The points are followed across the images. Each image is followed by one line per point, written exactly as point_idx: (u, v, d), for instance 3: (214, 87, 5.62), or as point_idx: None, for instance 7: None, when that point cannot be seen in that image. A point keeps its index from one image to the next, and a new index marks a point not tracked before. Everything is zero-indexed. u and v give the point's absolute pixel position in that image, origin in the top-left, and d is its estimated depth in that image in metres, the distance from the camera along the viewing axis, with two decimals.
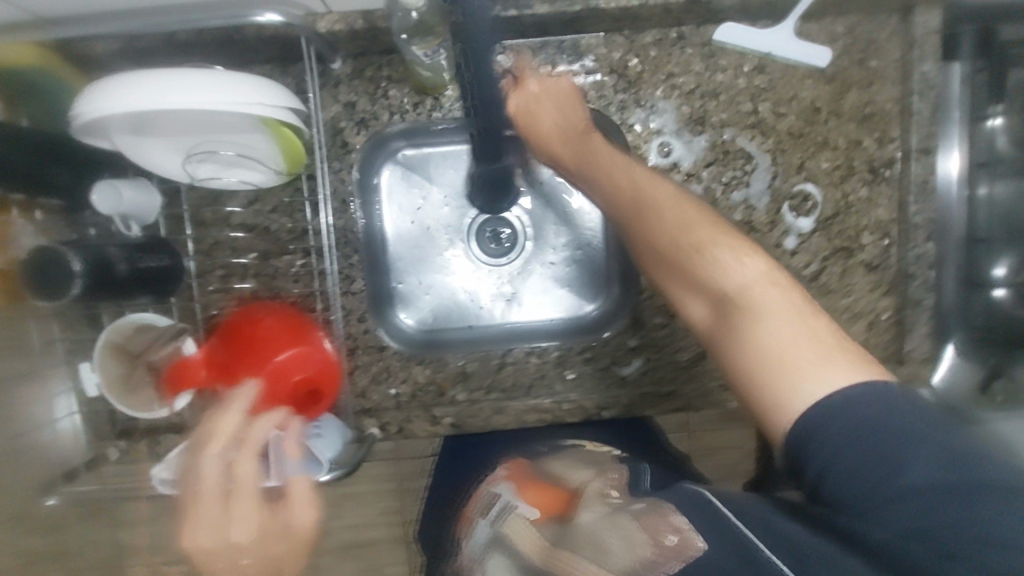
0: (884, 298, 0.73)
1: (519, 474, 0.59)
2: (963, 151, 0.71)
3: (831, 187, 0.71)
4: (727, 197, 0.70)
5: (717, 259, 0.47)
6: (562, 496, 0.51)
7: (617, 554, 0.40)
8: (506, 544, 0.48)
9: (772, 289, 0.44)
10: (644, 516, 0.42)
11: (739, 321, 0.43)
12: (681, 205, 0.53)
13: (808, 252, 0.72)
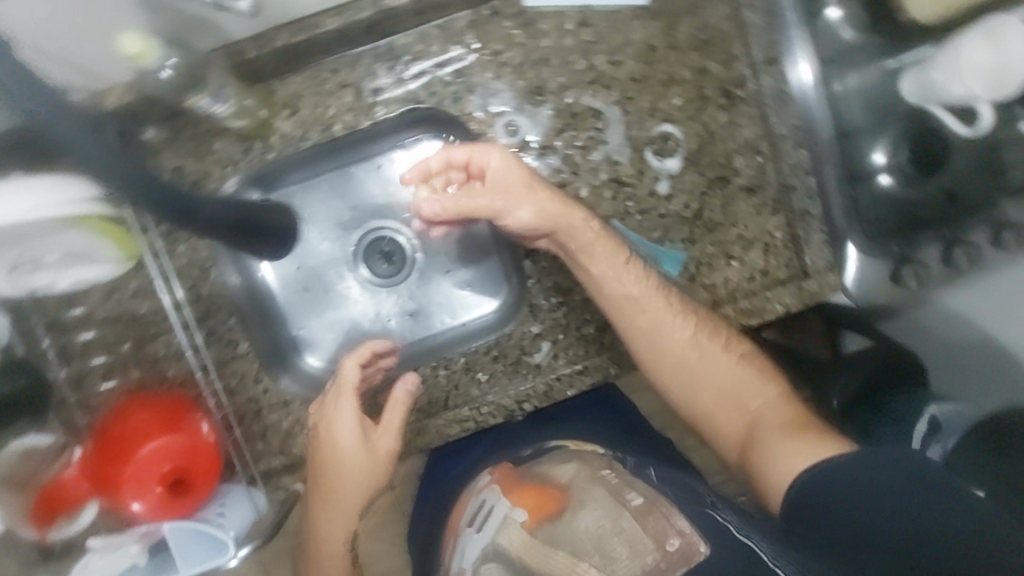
0: (774, 216, 0.71)
1: (503, 478, 0.65)
2: (812, 56, 0.70)
3: (690, 121, 0.70)
4: (587, 160, 0.69)
5: (748, 378, 0.66)
6: (549, 494, 0.59)
7: (620, 558, 0.50)
8: (503, 554, 0.54)
9: (762, 387, 0.65)
10: (649, 523, 0.53)
11: (758, 441, 0.62)
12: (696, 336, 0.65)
13: (682, 192, 0.71)
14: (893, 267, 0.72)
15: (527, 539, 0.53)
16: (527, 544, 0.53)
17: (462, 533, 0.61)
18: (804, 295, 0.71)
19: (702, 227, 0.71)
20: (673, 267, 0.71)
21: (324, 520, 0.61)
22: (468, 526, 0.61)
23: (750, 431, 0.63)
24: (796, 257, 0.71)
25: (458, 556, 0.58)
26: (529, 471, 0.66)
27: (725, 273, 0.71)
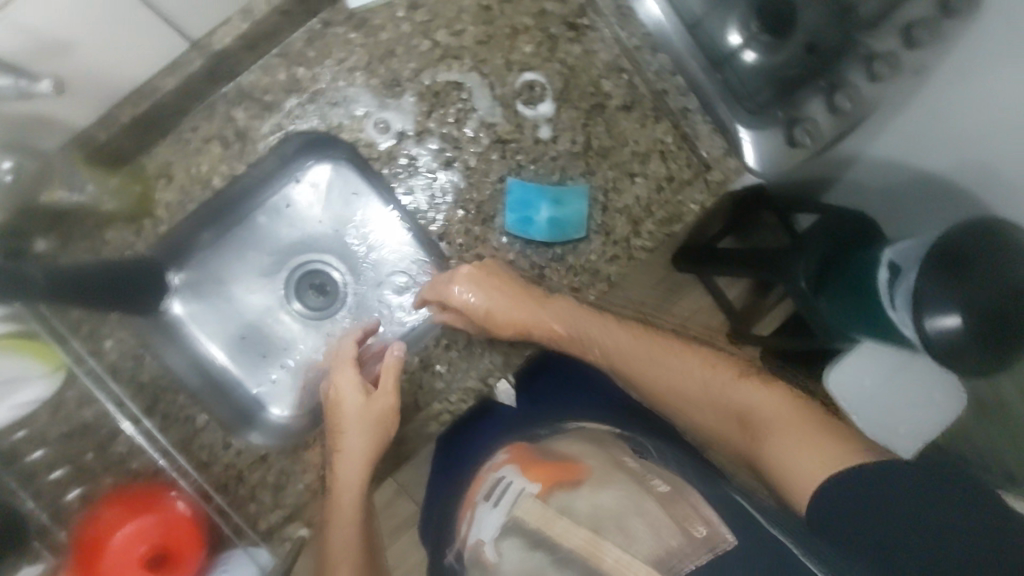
0: (658, 124, 0.74)
1: (519, 453, 0.64)
2: None
3: (546, 64, 0.72)
4: (464, 133, 0.70)
5: (747, 388, 0.60)
6: (563, 466, 0.57)
7: (641, 536, 0.45)
8: (518, 526, 0.50)
9: (777, 399, 0.58)
10: (675, 510, 0.49)
11: (772, 444, 0.56)
12: (675, 357, 0.66)
13: (565, 130, 0.72)
14: (787, 132, 0.71)
15: (539, 510, 0.50)
16: (539, 513, 0.49)
17: (479, 506, 0.60)
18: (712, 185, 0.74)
19: (596, 156, 0.73)
20: (582, 201, 0.72)
21: (334, 503, 0.63)
22: (486, 501, 0.60)
23: (753, 439, 0.58)
24: (687, 155, 0.75)
25: (476, 529, 0.57)
26: (544, 448, 0.65)
27: (633, 192, 0.74)
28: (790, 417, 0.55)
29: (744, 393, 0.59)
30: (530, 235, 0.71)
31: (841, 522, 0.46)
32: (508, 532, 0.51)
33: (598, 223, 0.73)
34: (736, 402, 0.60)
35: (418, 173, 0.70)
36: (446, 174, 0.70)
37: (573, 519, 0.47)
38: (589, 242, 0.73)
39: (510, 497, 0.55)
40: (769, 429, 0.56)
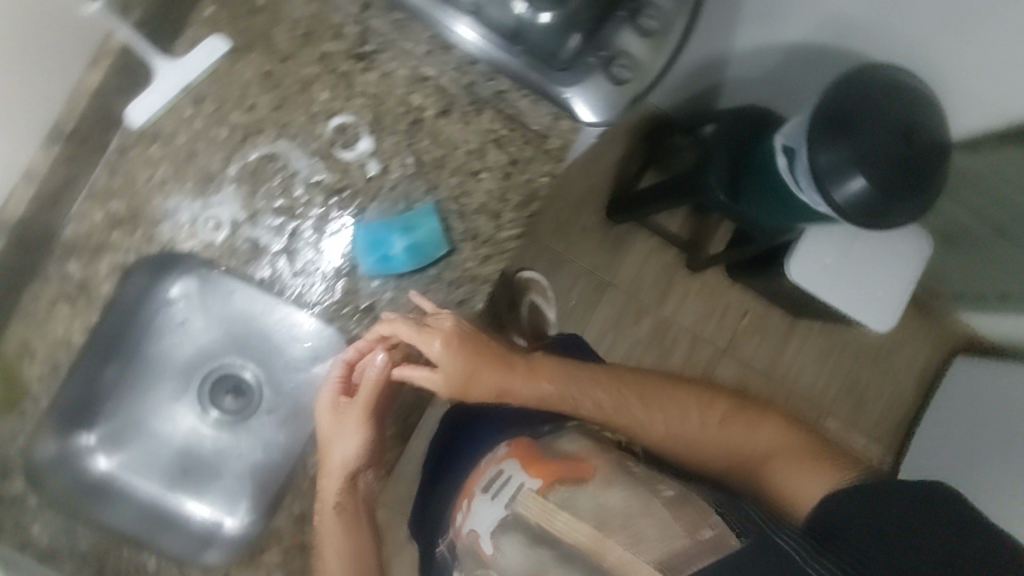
0: (481, 116, 0.74)
1: (518, 448, 0.82)
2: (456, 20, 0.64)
3: (349, 102, 0.71)
4: (296, 199, 0.70)
5: (750, 433, 0.85)
6: (569, 463, 0.77)
7: (645, 531, 0.67)
8: (522, 519, 0.72)
9: (770, 436, 0.84)
10: (677, 510, 0.70)
11: (768, 471, 0.82)
12: (699, 417, 0.86)
13: (393, 159, 0.72)
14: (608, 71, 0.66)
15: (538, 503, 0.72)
16: (543, 509, 0.71)
17: (480, 496, 0.80)
18: (553, 151, 0.75)
19: (433, 169, 0.73)
20: (434, 219, 0.71)
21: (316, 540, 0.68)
22: (494, 500, 0.77)
23: (756, 467, 0.84)
24: (518, 132, 0.74)
25: (475, 512, 0.79)
26: (548, 450, 0.81)
27: (482, 189, 0.74)
28: (760, 430, 0.85)
29: (744, 429, 0.86)
30: (395, 271, 0.71)
31: (835, 525, 0.69)
32: (513, 530, 0.72)
33: (460, 231, 0.73)
34: (737, 436, 0.85)
35: (267, 255, 0.70)
36: (296, 243, 0.70)
37: (577, 518, 0.69)
38: (457, 252, 0.73)
39: (517, 494, 0.74)
40: (773, 461, 0.83)
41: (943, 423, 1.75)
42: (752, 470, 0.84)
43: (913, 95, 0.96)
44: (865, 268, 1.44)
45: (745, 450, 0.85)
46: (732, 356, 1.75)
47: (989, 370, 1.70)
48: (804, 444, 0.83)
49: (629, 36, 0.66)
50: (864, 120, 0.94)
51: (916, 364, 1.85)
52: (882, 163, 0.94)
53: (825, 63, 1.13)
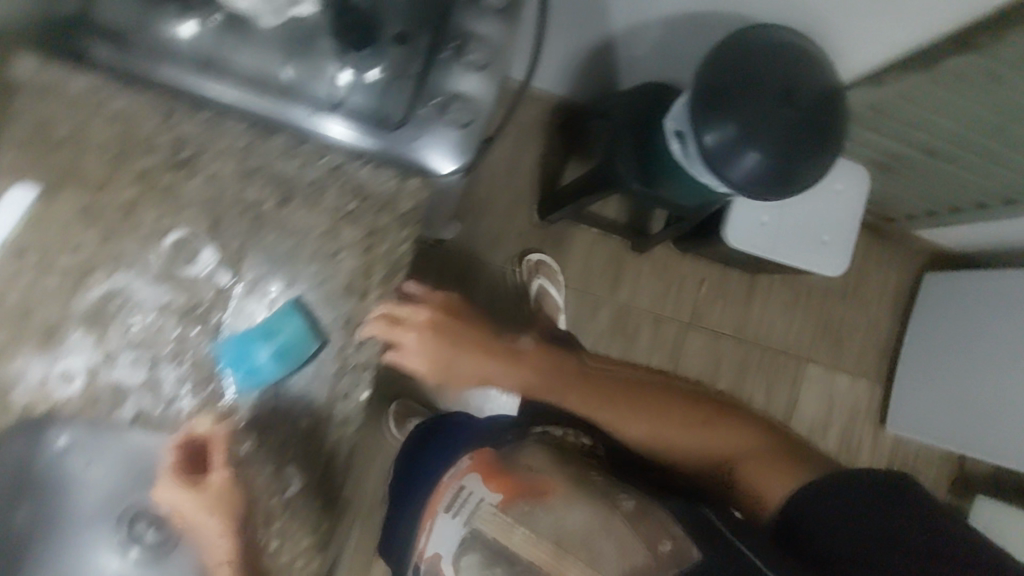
0: (326, 195, 0.69)
1: (480, 460, 0.92)
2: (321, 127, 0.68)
3: (180, 216, 0.67)
4: (149, 329, 0.67)
5: (712, 432, 0.99)
6: (534, 483, 0.87)
7: (600, 547, 0.77)
8: (480, 539, 0.82)
9: (720, 428, 0.99)
10: (640, 526, 0.80)
11: (741, 473, 0.96)
12: (699, 432, 0.99)
13: (241, 263, 0.68)
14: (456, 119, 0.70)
15: (498, 523, 0.81)
16: (500, 525, 0.81)
17: (445, 514, 0.88)
18: (405, 216, 0.70)
19: (287, 263, 0.69)
20: (297, 316, 0.68)
21: None
22: (455, 518, 0.86)
23: (730, 470, 0.97)
24: (365, 206, 0.70)
25: (438, 530, 0.88)
26: (513, 468, 0.90)
27: (343, 271, 0.70)
28: (753, 454, 0.96)
29: (734, 435, 0.98)
30: (265, 381, 0.67)
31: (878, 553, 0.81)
32: (472, 550, 0.81)
33: (331, 319, 0.70)
34: (695, 434, 0.99)
35: (131, 394, 0.67)
36: (159, 374, 0.67)
37: (539, 536, 0.79)
38: (331, 341, 0.70)
39: (477, 511, 0.84)
40: (754, 460, 0.96)
41: (926, 347, 1.71)
42: (733, 470, 0.97)
43: (800, 50, 0.91)
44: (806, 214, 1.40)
45: (731, 447, 0.98)
46: (698, 327, 1.71)
47: (962, 285, 1.65)
48: (770, 449, 0.96)
49: (453, 76, 0.70)
50: (752, 85, 0.90)
51: (889, 290, 1.81)
52: (771, 131, 0.89)
53: (709, 26, 1.07)
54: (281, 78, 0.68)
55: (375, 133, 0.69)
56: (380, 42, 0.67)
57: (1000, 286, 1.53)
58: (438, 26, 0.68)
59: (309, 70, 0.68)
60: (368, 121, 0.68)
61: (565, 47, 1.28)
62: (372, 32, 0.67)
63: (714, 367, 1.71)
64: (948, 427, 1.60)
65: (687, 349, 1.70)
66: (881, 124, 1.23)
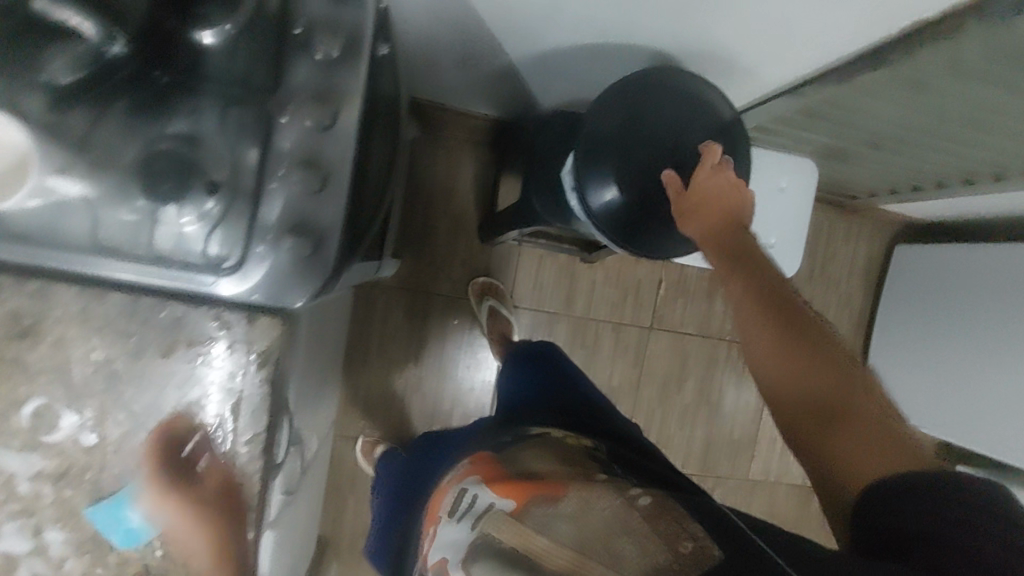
0: (178, 344, 0.68)
1: (479, 465, 1.03)
2: (207, 289, 0.66)
3: (34, 385, 0.66)
4: (24, 495, 0.67)
5: (836, 379, 0.78)
6: (545, 486, 0.93)
7: (621, 547, 0.77)
8: (496, 545, 0.86)
9: (840, 381, 0.78)
10: (651, 517, 0.82)
11: (843, 431, 0.75)
12: (815, 368, 0.78)
13: (104, 420, 0.68)
14: (305, 239, 0.66)
15: (513, 532, 0.87)
16: (517, 534, 0.86)
17: (453, 514, 0.98)
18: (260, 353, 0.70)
19: (153, 415, 0.69)
20: (167, 470, 0.68)
21: None
22: (462, 522, 0.95)
23: (833, 423, 0.76)
24: (219, 347, 0.69)
25: (448, 530, 0.97)
26: (508, 464, 1.02)
27: (210, 414, 0.70)
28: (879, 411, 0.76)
29: (821, 372, 0.78)
30: (145, 537, 0.69)
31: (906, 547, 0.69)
32: (482, 558, 0.86)
33: (205, 463, 0.70)
34: (818, 375, 0.78)
35: (21, 560, 0.68)
36: (46, 538, 0.68)
37: (559, 545, 0.81)
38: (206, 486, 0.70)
39: (489, 514, 0.93)
40: (847, 419, 0.75)
41: (897, 324, 1.65)
42: (835, 416, 0.76)
43: (688, 99, 0.91)
44: (759, 206, 1.33)
45: (831, 386, 0.77)
46: (660, 329, 1.67)
47: (930, 259, 1.57)
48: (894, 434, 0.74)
49: (287, 210, 0.65)
50: (630, 145, 0.91)
51: (857, 266, 1.74)
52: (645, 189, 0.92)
53: (611, 54, 1.00)
54: (90, 234, 0.62)
55: (214, 278, 0.66)
56: (196, 190, 0.64)
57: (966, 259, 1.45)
58: (256, 158, 0.65)
59: (120, 224, 0.63)
60: (205, 266, 0.65)
61: (471, 77, 1.22)
62: (190, 176, 0.64)
63: (680, 366, 1.69)
64: (924, 408, 1.55)
65: (650, 351, 1.67)
66: (813, 123, 1.14)
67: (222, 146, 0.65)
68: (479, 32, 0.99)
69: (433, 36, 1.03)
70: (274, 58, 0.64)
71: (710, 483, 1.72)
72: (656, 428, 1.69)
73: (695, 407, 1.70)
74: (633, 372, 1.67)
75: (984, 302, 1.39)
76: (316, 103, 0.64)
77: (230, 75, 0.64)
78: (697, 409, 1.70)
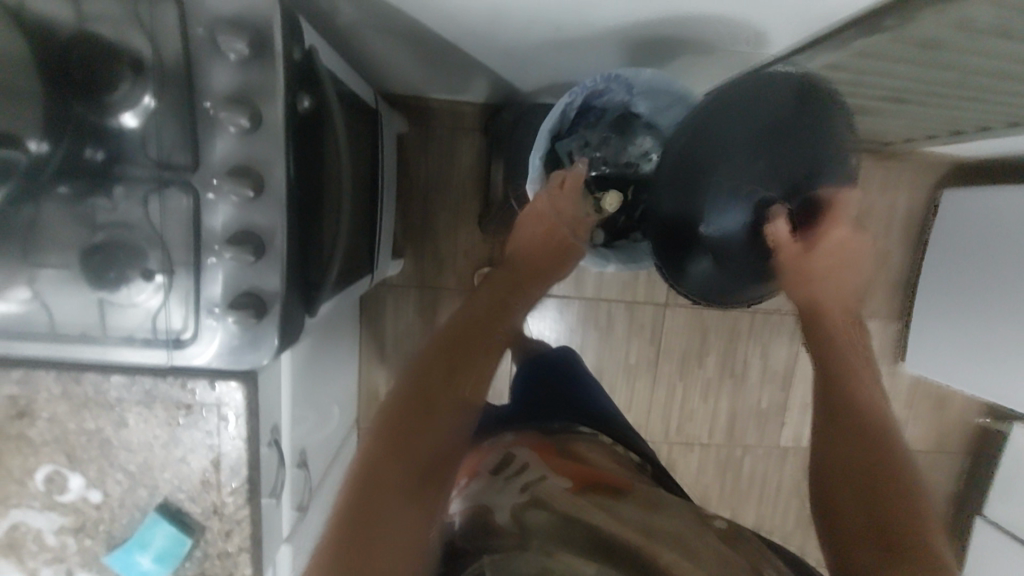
0: (156, 410, 0.73)
1: (527, 436, 0.73)
2: (165, 356, 0.69)
3: (40, 454, 0.74)
4: (52, 545, 0.76)
5: (887, 471, 0.70)
6: (603, 474, 0.64)
7: (695, 548, 0.53)
8: (547, 504, 0.55)
9: (895, 476, 0.69)
10: (717, 529, 0.58)
11: (869, 509, 0.67)
12: (870, 447, 0.72)
13: (104, 481, 0.75)
14: (252, 307, 0.68)
15: (565, 495, 0.57)
16: (572, 500, 0.56)
17: (482, 476, 0.64)
18: (233, 415, 0.73)
19: (146, 473, 0.75)
20: (165, 522, 0.74)
21: None
22: (502, 480, 0.61)
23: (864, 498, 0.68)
24: (193, 410, 0.73)
25: (474, 488, 0.62)
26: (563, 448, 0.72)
27: (195, 470, 0.75)
28: (913, 502, 0.67)
29: (873, 452, 0.72)
30: None
31: None
32: (525, 520, 0.54)
33: (198, 512, 0.76)
34: (867, 447, 0.72)
35: None
36: None
37: (621, 522, 0.54)
38: (204, 530, 0.76)
39: (534, 481, 0.60)
40: (878, 501, 0.67)
41: (934, 280, 1.49)
42: (867, 492, 0.69)
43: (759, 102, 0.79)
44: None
45: (881, 468, 0.70)
46: (676, 304, 1.60)
47: (975, 207, 1.38)
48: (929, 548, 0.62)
49: (230, 280, 0.68)
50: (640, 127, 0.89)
51: (898, 216, 1.56)
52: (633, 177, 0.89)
53: (582, 45, 0.89)
54: (51, 323, 0.67)
55: (172, 350, 0.69)
56: (143, 268, 0.67)
57: (998, 209, 1.30)
58: (193, 228, 0.67)
59: (77, 311, 0.67)
60: (163, 340, 0.68)
61: (442, 71, 1.14)
62: (133, 256, 0.66)
63: (700, 339, 1.63)
64: (946, 368, 1.43)
65: (667, 327, 1.61)
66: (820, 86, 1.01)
67: (158, 226, 0.67)
68: (426, 31, 0.91)
69: (384, 35, 0.94)
70: (191, 132, 0.65)
71: (737, 451, 1.70)
72: (677, 402, 1.66)
73: (718, 378, 1.66)
74: (651, 349, 1.62)
75: (1016, 252, 1.24)
76: (237, 176, 0.65)
77: (151, 155, 0.65)
78: (721, 380, 1.66)
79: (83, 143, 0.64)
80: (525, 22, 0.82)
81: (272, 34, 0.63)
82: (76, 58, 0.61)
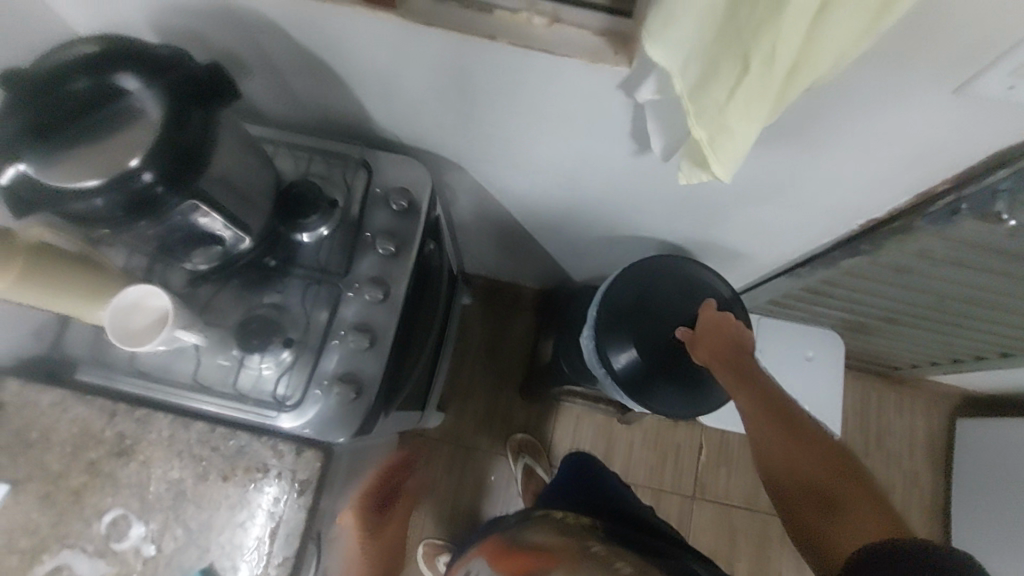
0: (238, 470, 0.81)
1: (487, 546, 0.89)
2: (270, 416, 0.83)
3: (118, 497, 0.80)
4: None
5: (830, 471, 0.83)
6: (541, 557, 0.76)
7: None
8: None
9: (836, 474, 0.83)
10: None
11: (835, 519, 0.80)
12: (815, 453, 0.85)
13: (161, 535, 0.79)
14: (353, 388, 0.83)
15: None
16: None
17: None
18: (302, 483, 0.80)
19: (202, 533, 0.79)
20: None
21: None
22: None
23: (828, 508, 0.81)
24: (269, 474, 0.81)
25: None
26: (514, 542, 0.85)
27: (249, 537, 0.79)
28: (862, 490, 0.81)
29: (819, 460, 0.84)
30: None
31: None
32: None
33: None
34: (813, 460, 0.84)
35: None
36: None
37: None
38: None
39: None
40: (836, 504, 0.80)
41: (972, 508, 1.46)
42: (827, 501, 0.81)
43: (690, 279, 1.06)
44: (773, 364, 1.36)
45: (829, 473, 0.83)
46: (703, 499, 1.59)
47: (994, 435, 1.44)
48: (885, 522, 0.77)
49: (342, 362, 0.85)
50: (647, 309, 1.05)
51: (919, 438, 1.60)
52: (658, 345, 1.03)
53: (633, 242, 1.17)
54: (193, 375, 0.86)
55: (277, 413, 0.83)
56: (278, 343, 0.83)
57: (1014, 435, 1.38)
58: (325, 323, 0.86)
59: (214, 371, 0.86)
60: (272, 403, 0.84)
61: (514, 255, 1.43)
62: (275, 333, 0.83)
63: (728, 543, 1.57)
64: None
65: (696, 522, 1.58)
66: (822, 299, 1.24)
67: (304, 310, 0.87)
68: (512, 220, 1.21)
69: (478, 219, 1.24)
70: (350, 251, 0.89)
71: None
72: None
73: None
74: None
75: None
76: (375, 284, 0.87)
77: (317, 261, 0.89)
78: None
79: (268, 254, 0.86)
80: (592, 220, 1.11)
81: (423, 199, 0.92)
82: (291, 191, 0.87)
